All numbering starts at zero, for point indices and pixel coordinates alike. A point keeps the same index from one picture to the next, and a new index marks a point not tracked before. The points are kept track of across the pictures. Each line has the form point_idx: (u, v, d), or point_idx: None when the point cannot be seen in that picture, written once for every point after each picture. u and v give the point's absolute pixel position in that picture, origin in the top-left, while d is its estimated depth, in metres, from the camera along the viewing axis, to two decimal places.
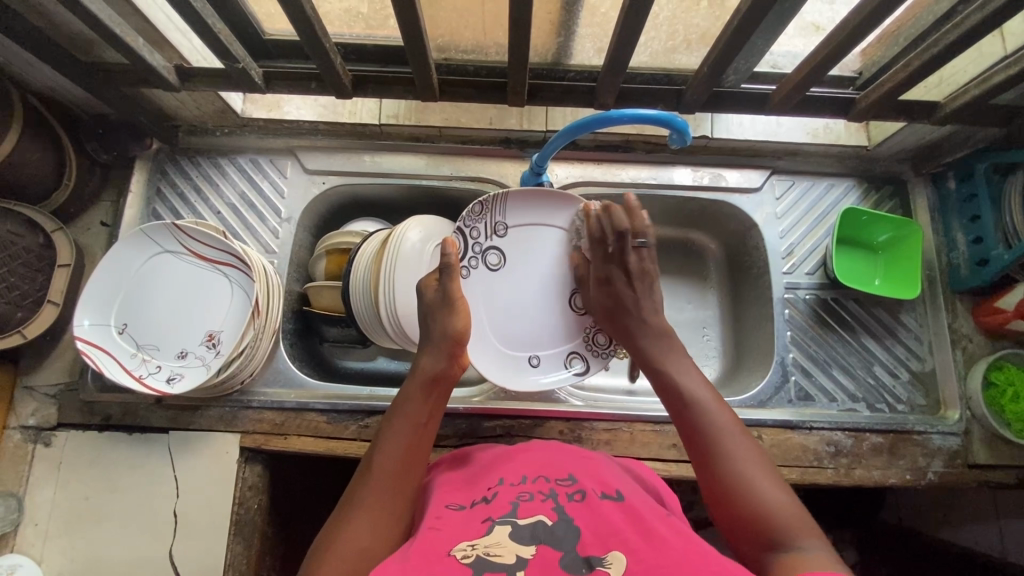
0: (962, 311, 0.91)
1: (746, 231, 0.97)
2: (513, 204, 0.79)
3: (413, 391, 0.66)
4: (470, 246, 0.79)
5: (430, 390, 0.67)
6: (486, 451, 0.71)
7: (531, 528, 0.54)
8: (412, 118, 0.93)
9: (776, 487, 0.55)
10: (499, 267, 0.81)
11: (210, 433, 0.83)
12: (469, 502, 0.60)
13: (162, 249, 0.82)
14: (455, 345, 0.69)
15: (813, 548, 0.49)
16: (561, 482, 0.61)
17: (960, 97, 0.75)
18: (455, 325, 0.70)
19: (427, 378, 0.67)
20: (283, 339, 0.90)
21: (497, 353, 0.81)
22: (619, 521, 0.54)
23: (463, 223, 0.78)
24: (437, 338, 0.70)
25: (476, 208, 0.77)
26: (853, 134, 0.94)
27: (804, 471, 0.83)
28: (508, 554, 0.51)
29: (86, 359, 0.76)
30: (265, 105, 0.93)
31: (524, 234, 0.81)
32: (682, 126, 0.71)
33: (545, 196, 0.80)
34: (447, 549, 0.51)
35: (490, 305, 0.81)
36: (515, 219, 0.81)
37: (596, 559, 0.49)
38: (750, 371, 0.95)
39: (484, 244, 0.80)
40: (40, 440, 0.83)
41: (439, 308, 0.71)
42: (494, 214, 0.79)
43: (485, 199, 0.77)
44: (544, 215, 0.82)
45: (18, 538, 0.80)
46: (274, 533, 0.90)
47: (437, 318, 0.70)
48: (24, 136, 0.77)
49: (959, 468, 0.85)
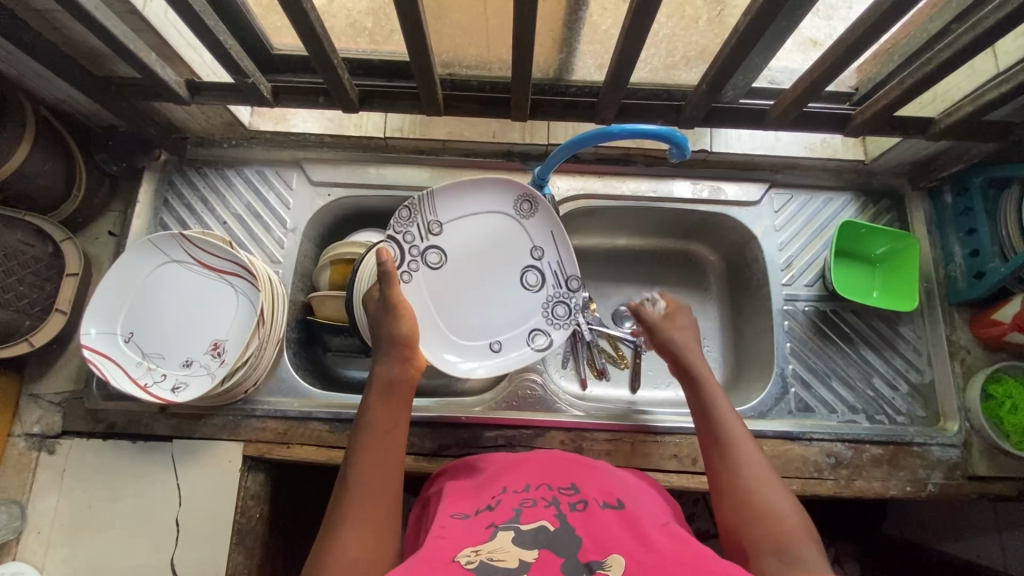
0: (960, 323, 0.92)
1: (745, 243, 0.99)
2: (442, 201, 0.81)
3: (377, 401, 0.67)
4: (407, 250, 0.81)
5: (389, 396, 0.68)
6: (489, 458, 0.72)
7: (534, 533, 0.55)
8: (417, 132, 0.95)
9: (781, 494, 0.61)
10: (443, 264, 0.82)
11: (213, 441, 0.84)
12: (473, 509, 0.61)
13: (169, 259, 0.84)
14: (404, 348, 0.71)
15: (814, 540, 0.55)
16: (563, 490, 0.62)
17: (954, 113, 0.77)
18: (402, 330, 0.71)
19: (382, 386, 0.68)
20: (287, 348, 0.91)
21: (459, 343, 0.82)
22: (619, 529, 0.55)
23: (394, 230, 0.80)
24: (385, 344, 0.71)
25: (403, 213, 0.80)
26: (850, 150, 0.96)
27: (804, 482, 0.84)
28: (511, 559, 0.51)
29: (93, 368, 0.77)
30: (272, 118, 0.95)
31: (464, 225, 0.83)
32: (682, 140, 0.71)
33: (472, 187, 0.82)
34: (451, 554, 0.52)
35: (441, 302, 0.82)
36: (448, 215, 0.82)
37: (595, 563, 0.51)
38: (750, 382, 0.96)
39: (422, 244, 0.81)
40: (44, 448, 0.84)
41: (384, 315, 0.72)
42: (425, 214, 0.81)
43: (411, 202, 0.80)
44: (477, 203, 0.83)
45: (20, 546, 0.80)
46: (275, 543, 0.90)
47: (381, 325, 0.72)
48: (37, 148, 0.79)
49: (959, 479, 0.85)
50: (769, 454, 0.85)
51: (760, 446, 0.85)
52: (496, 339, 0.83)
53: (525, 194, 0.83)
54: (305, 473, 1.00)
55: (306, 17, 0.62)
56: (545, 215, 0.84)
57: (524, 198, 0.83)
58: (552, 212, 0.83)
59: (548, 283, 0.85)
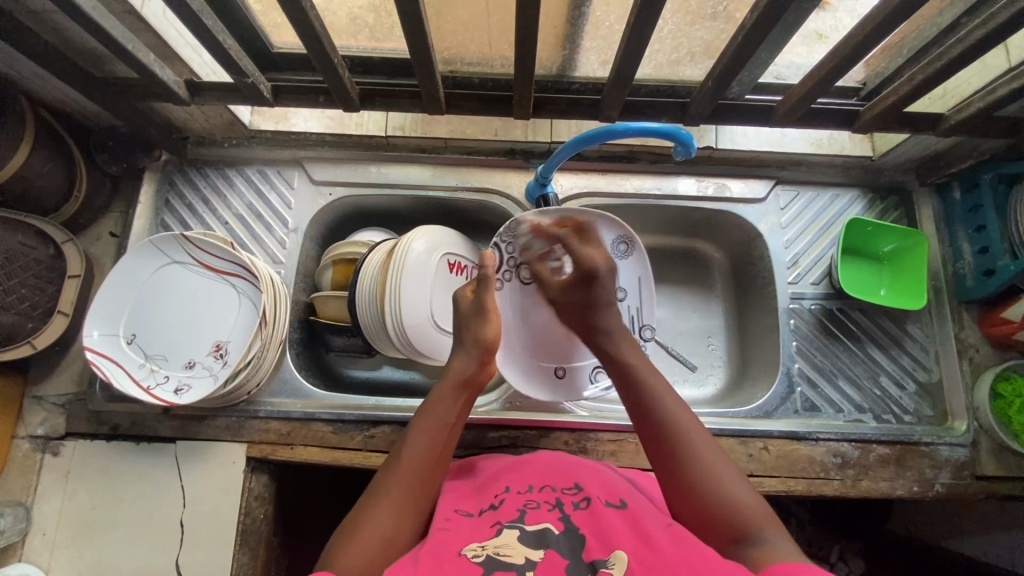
0: (968, 321, 0.91)
1: (751, 241, 0.98)
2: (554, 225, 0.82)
3: (445, 392, 0.67)
4: (505, 262, 0.83)
5: (460, 391, 0.68)
6: (492, 460, 0.72)
7: (537, 534, 0.54)
8: (418, 130, 0.95)
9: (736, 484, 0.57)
10: (531, 282, 0.83)
11: (218, 443, 0.84)
12: (476, 509, 0.61)
13: (171, 260, 0.83)
14: (486, 353, 0.71)
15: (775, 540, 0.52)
16: (567, 490, 0.62)
17: (965, 109, 0.75)
18: (485, 334, 0.71)
19: (457, 381, 0.68)
20: (290, 349, 0.91)
21: (526, 363, 0.84)
22: (624, 528, 0.55)
23: (500, 240, 0.82)
24: (468, 343, 0.71)
25: (510, 227, 0.81)
26: (858, 145, 0.94)
27: (810, 482, 0.83)
28: (517, 555, 0.51)
29: (95, 369, 0.77)
30: (272, 116, 0.94)
31: (562, 253, 0.83)
32: (688, 138, 0.71)
33: (576, 216, 0.82)
34: (457, 548, 0.52)
35: (519, 317, 0.84)
36: None
37: (599, 562, 0.51)
38: (756, 380, 0.95)
39: (519, 260, 0.83)
40: (48, 449, 0.84)
41: (473, 318, 0.72)
42: (530, 233, 0.82)
43: (519, 219, 0.81)
44: None
45: (25, 548, 0.80)
46: (280, 543, 0.90)
47: (470, 325, 0.72)
48: (36, 149, 0.78)
49: (966, 479, 0.85)
50: (775, 454, 0.84)
51: (765, 446, 0.85)
52: (564, 366, 0.84)
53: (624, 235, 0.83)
54: (307, 472, 1.00)
55: (305, 15, 0.61)
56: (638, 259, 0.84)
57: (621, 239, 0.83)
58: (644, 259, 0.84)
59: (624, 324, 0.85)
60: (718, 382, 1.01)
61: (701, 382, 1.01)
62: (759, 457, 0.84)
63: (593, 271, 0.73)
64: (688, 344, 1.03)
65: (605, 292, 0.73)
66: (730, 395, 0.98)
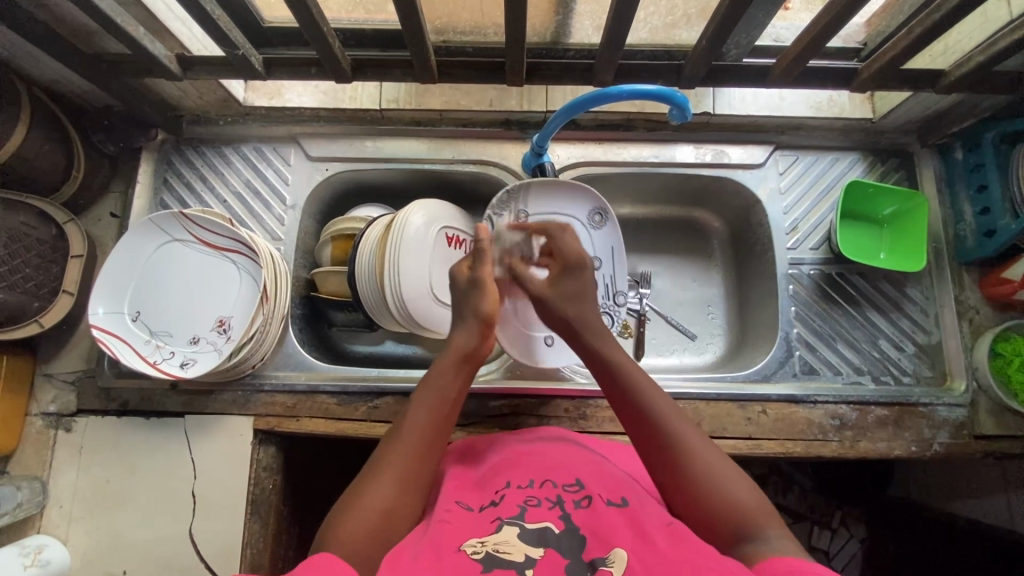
0: (969, 283, 0.90)
1: (750, 208, 0.97)
2: (536, 195, 0.87)
3: (449, 363, 0.69)
4: (497, 234, 0.88)
5: (463, 364, 0.70)
6: (494, 443, 0.74)
7: (538, 533, 0.56)
8: (413, 102, 0.93)
9: (737, 483, 0.57)
10: None
11: (225, 416, 0.85)
12: (477, 503, 0.63)
13: (172, 238, 0.84)
14: (485, 326, 0.73)
15: (776, 538, 0.52)
16: (568, 487, 0.63)
17: (965, 64, 0.74)
18: (486, 308, 0.74)
19: (459, 355, 0.70)
20: (293, 325, 0.92)
21: (520, 333, 0.87)
22: (623, 527, 0.56)
23: (491, 211, 0.87)
24: (468, 317, 0.73)
25: (501, 196, 0.86)
26: (857, 106, 0.93)
27: (809, 444, 0.84)
28: (516, 553, 0.54)
29: (102, 346, 0.78)
30: (266, 92, 0.94)
31: (548, 222, 0.88)
32: (683, 101, 0.70)
33: (564, 188, 0.87)
34: (458, 543, 0.55)
35: None
36: (536, 209, 0.88)
37: (599, 560, 0.52)
38: (755, 345, 0.96)
39: (508, 230, 0.88)
40: (61, 426, 0.86)
41: (472, 292, 0.75)
42: (517, 202, 0.87)
43: (511, 189, 0.86)
44: (564, 208, 0.89)
45: (44, 519, 0.83)
46: (290, 512, 0.92)
47: (471, 299, 0.74)
48: (33, 130, 0.78)
49: (965, 438, 0.85)
50: (774, 417, 0.85)
51: (764, 410, 0.85)
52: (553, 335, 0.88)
53: (600, 206, 0.88)
54: (316, 445, 1.03)
55: None
56: (612, 231, 0.90)
57: (597, 211, 0.89)
58: (619, 231, 0.89)
59: (600, 292, 0.90)
60: (718, 349, 1.02)
61: (701, 350, 1.02)
62: (758, 420, 0.85)
63: (578, 265, 0.77)
64: (687, 313, 1.04)
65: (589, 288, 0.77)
66: (730, 361, 0.99)
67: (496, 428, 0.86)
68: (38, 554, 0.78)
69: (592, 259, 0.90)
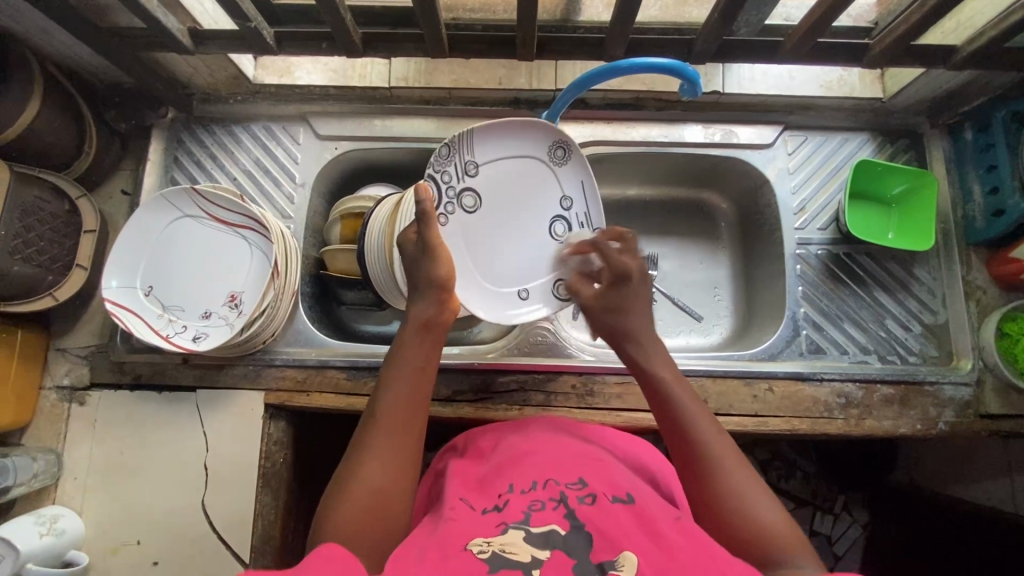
0: (976, 264, 0.91)
1: (758, 188, 0.97)
2: (481, 140, 0.77)
3: (412, 336, 0.68)
4: (445, 192, 0.76)
5: (423, 332, 0.68)
6: (499, 442, 0.74)
7: (545, 535, 0.56)
8: (422, 80, 0.93)
9: (767, 505, 0.56)
10: (477, 209, 0.78)
11: (236, 390, 0.86)
12: (481, 504, 0.63)
13: (183, 213, 0.85)
14: (443, 290, 0.70)
15: (808, 567, 0.52)
16: (572, 485, 0.63)
17: (977, 39, 0.74)
18: (439, 273, 0.69)
19: (419, 324, 0.69)
20: (303, 302, 0.93)
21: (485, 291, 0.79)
22: (631, 527, 0.57)
23: (433, 168, 0.75)
24: (422, 284, 0.70)
25: (442, 149, 0.74)
26: (868, 86, 0.93)
27: (814, 421, 0.85)
28: (524, 554, 0.54)
29: (116, 320, 0.79)
30: (276, 70, 0.94)
31: (501, 168, 0.79)
32: (694, 75, 0.71)
33: (522, 127, 0.77)
34: (463, 543, 0.55)
35: (473, 245, 0.78)
36: (484, 156, 0.77)
37: (608, 563, 0.53)
38: (761, 325, 0.96)
39: (458, 186, 0.77)
40: (75, 399, 0.87)
41: (420, 258, 0.69)
42: (462, 153, 0.76)
43: (451, 139, 0.74)
44: (517, 147, 0.79)
45: (59, 490, 0.84)
46: (301, 486, 0.94)
47: (420, 268, 0.70)
48: (46, 105, 0.79)
49: (970, 417, 0.86)
50: (780, 395, 0.86)
51: (770, 387, 0.86)
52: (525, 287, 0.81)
53: (560, 139, 0.79)
54: (326, 422, 1.04)
55: None
56: (577, 165, 0.81)
57: (559, 144, 0.80)
58: (586, 163, 0.81)
59: (573, 234, 0.82)
60: (724, 331, 1.02)
61: (707, 331, 1.02)
62: (764, 397, 0.85)
63: (626, 274, 0.71)
64: (694, 295, 1.04)
65: (636, 294, 0.72)
66: (736, 342, 1.00)
67: (504, 403, 0.86)
68: (54, 523, 0.80)
69: (561, 198, 0.82)
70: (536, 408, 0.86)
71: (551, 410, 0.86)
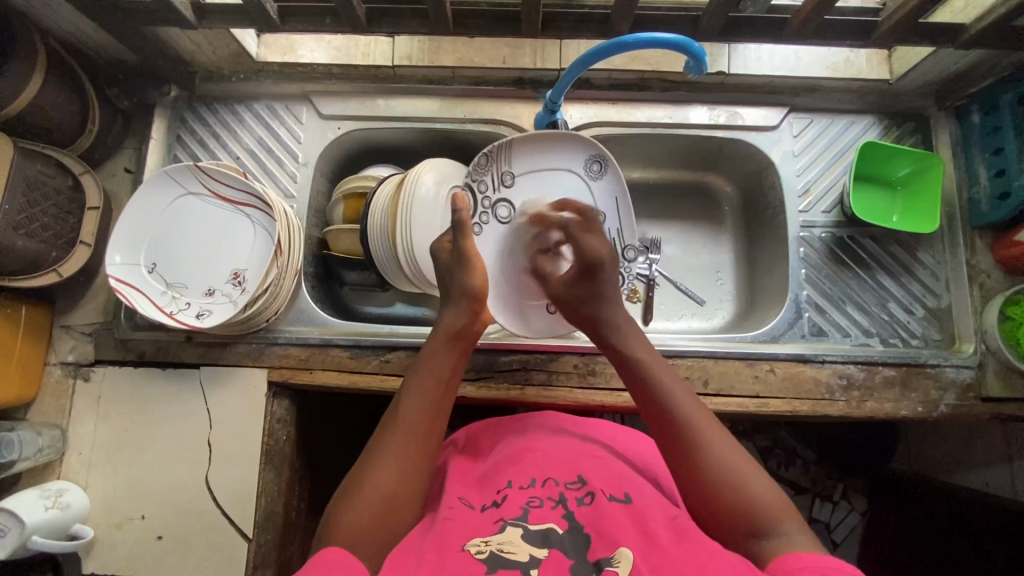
0: (981, 248, 0.90)
1: (763, 171, 0.97)
2: (520, 152, 0.84)
3: (439, 345, 0.70)
4: (480, 200, 0.83)
5: (453, 342, 0.71)
6: (499, 442, 0.74)
7: (542, 533, 0.57)
8: (425, 59, 0.93)
9: (760, 480, 0.58)
10: (509, 220, 0.84)
11: (239, 367, 0.87)
12: (480, 502, 0.63)
13: (186, 191, 0.85)
14: (475, 302, 0.73)
15: (794, 534, 0.54)
16: (570, 484, 0.63)
17: (986, 17, 0.73)
18: (472, 283, 0.74)
19: (449, 334, 0.71)
20: (306, 282, 0.93)
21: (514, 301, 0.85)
22: (628, 526, 0.57)
23: (471, 178, 0.83)
24: (455, 294, 0.74)
25: (481, 160, 0.82)
26: (875, 68, 0.92)
27: (815, 403, 0.85)
28: (521, 552, 0.54)
29: (120, 296, 0.79)
30: (279, 48, 0.94)
31: (535, 181, 0.85)
32: (699, 51, 0.70)
33: (556, 140, 0.84)
34: (461, 543, 0.55)
35: (504, 255, 0.84)
36: (521, 167, 0.84)
37: (604, 560, 0.53)
38: (764, 308, 0.96)
39: (493, 197, 0.84)
40: (79, 375, 0.88)
41: (456, 267, 0.75)
42: (500, 164, 0.83)
43: (489, 151, 0.82)
44: (552, 162, 0.85)
45: (64, 466, 0.85)
46: (303, 465, 0.94)
47: (454, 276, 0.74)
48: (50, 79, 0.79)
49: (971, 400, 0.86)
50: (781, 376, 0.86)
51: (772, 368, 0.86)
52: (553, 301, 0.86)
53: (597, 154, 0.84)
54: (328, 403, 1.04)
55: None
56: (613, 179, 0.86)
57: (595, 159, 0.85)
58: (620, 178, 0.86)
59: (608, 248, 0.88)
60: (726, 315, 1.02)
61: (710, 315, 1.02)
62: (765, 378, 0.86)
63: (597, 262, 0.73)
64: (697, 278, 1.04)
65: (606, 283, 0.73)
66: (738, 325, 1.00)
67: (506, 382, 0.87)
68: (59, 496, 0.80)
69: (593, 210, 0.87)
70: (537, 387, 0.87)
71: (553, 389, 0.87)
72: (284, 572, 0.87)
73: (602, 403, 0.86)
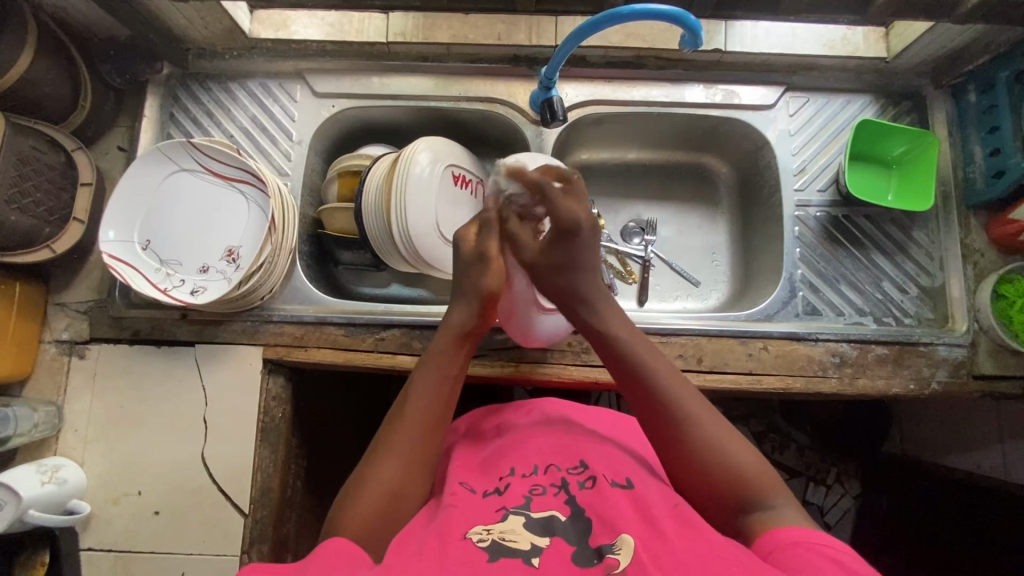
0: (975, 226, 0.90)
1: (758, 150, 0.97)
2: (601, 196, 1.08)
3: (448, 346, 0.71)
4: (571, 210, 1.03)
5: (459, 344, 0.71)
6: (504, 424, 0.75)
7: (544, 522, 0.58)
8: (421, 36, 0.93)
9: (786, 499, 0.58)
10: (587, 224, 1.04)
11: (234, 344, 0.87)
12: (482, 486, 0.64)
13: (178, 167, 0.84)
14: (483, 304, 0.73)
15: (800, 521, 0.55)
16: (572, 469, 0.64)
17: None
18: (488, 285, 0.73)
19: (457, 335, 0.72)
20: (300, 260, 0.93)
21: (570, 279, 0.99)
22: (628, 511, 0.58)
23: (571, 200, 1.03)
24: (468, 295, 0.73)
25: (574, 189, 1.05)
26: (873, 45, 0.92)
27: (808, 380, 0.85)
28: (523, 542, 0.55)
29: (113, 272, 0.79)
30: (273, 25, 0.93)
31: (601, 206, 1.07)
32: (695, 24, 0.70)
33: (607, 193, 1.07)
34: (463, 531, 0.55)
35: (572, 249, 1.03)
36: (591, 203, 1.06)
37: (606, 547, 0.53)
38: (759, 288, 0.97)
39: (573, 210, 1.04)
40: (74, 353, 0.88)
41: (474, 266, 0.73)
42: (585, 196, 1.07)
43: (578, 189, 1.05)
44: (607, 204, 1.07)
45: (60, 442, 0.85)
46: (300, 442, 0.95)
47: (471, 277, 0.73)
48: (39, 54, 0.78)
49: (963, 377, 0.86)
50: (774, 353, 0.86)
51: (766, 346, 0.86)
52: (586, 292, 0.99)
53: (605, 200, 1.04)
54: (324, 383, 1.04)
55: None
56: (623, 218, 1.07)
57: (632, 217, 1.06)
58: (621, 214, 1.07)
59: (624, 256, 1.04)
60: (721, 296, 1.03)
61: (704, 296, 1.03)
62: (758, 356, 0.86)
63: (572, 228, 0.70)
64: (693, 260, 1.05)
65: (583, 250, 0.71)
66: (733, 306, 1.00)
67: (500, 360, 0.87)
68: (55, 472, 0.80)
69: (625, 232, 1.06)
70: (531, 364, 0.87)
71: (547, 366, 0.87)
72: (281, 546, 0.88)
73: (596, 380, 0.86)
